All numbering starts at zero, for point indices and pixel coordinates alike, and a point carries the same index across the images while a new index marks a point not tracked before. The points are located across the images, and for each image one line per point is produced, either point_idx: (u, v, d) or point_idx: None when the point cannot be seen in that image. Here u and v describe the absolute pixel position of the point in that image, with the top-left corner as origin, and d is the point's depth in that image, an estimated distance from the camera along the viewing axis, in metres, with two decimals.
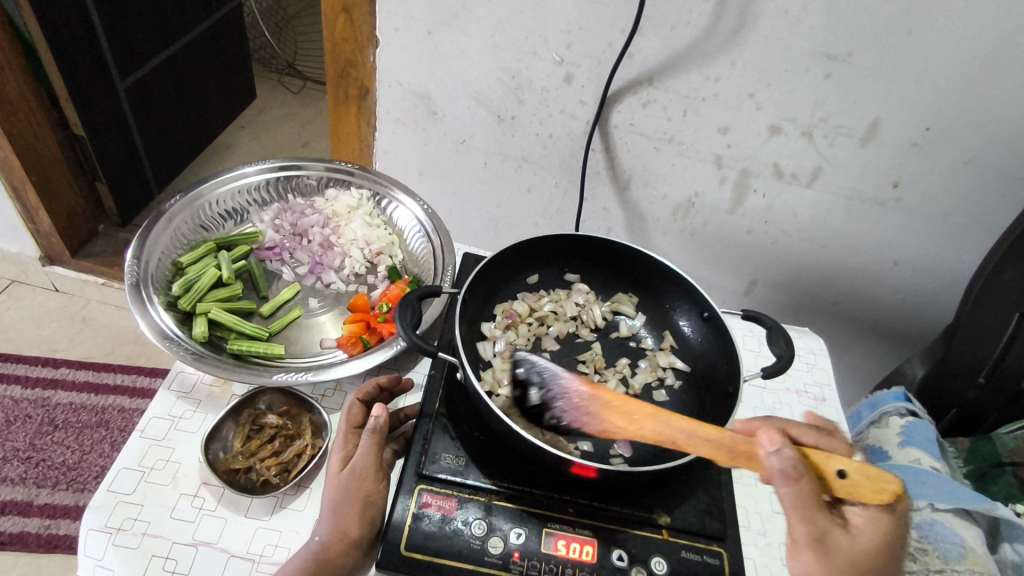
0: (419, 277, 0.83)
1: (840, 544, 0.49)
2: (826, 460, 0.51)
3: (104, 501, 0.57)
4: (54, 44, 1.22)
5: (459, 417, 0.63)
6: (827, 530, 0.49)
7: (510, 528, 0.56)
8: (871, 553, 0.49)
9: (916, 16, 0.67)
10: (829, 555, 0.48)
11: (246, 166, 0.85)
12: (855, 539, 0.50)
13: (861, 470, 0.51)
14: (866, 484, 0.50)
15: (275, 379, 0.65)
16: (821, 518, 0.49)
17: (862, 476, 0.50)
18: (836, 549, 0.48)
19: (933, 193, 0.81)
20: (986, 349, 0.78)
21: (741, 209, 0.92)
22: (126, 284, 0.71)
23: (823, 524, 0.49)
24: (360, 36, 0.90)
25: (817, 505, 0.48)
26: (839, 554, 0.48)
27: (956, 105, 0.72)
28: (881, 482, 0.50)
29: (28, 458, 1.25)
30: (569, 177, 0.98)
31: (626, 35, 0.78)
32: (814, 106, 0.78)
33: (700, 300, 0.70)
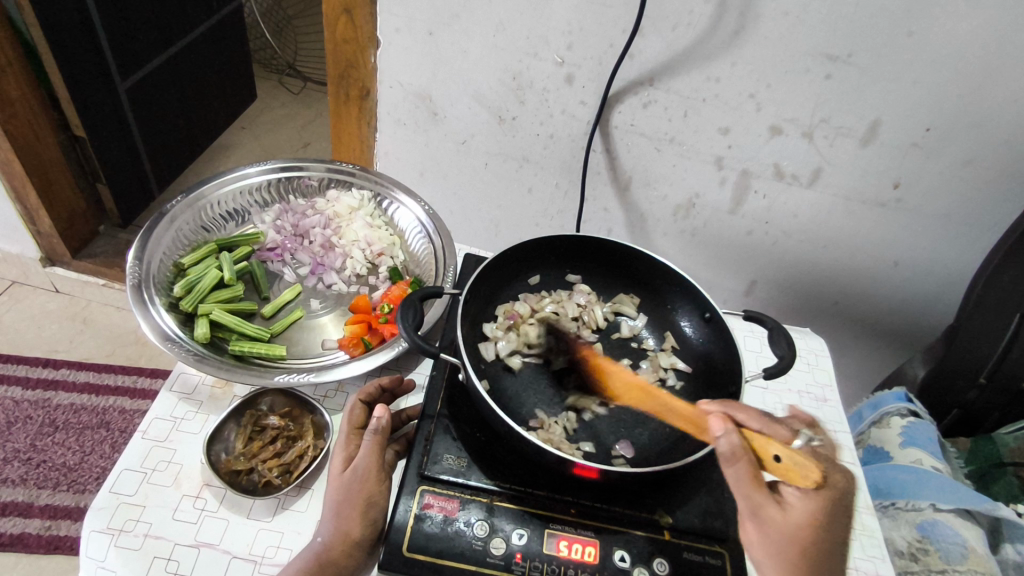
0: (420, 278, 0.83)
1: (772, 521, 0.50)
2: (762, 443, 0.50)
3: (106, 502, 0.57)
4: (55, 45, 1.22)
5: (461, 417, 0.63)
6: (761, 506, 0.50)
7: (512, 528, 0.56)
8: (803, 529, 0.50)
9: (917, 16, 0.67)
10: (763, 526, 0.50)
11: (248, 167, 0.85)
12: (787, 515, 0.50)
13: (795, 455, 0.49)
14: (794, 470, 0.48)
15: (276, 380, 0.65)
16: (756, 496, 0.50)
17: (793, 461, 0.48)
18: (769, 523, 0.50)
19: (934, 193, 0.81)
20: (987, 348, 0.78)
21: (742, 210, 0.92)
22: (128, 285, 0.71)
23: (756, 502, 0.50)
24: (361, 37, 0.90)
25: (752, 484, 0.50)
26: (771, 528, 0.50)
27: (957, 106, 0.72)
28: (810, 475, 0.47)
29: (29, 459, 1.25)
30: (570, 178, 0.98)
31: (627, 35, 0.78)
32: (815, 106, 0.78)
33: (701, 300, 0.70)
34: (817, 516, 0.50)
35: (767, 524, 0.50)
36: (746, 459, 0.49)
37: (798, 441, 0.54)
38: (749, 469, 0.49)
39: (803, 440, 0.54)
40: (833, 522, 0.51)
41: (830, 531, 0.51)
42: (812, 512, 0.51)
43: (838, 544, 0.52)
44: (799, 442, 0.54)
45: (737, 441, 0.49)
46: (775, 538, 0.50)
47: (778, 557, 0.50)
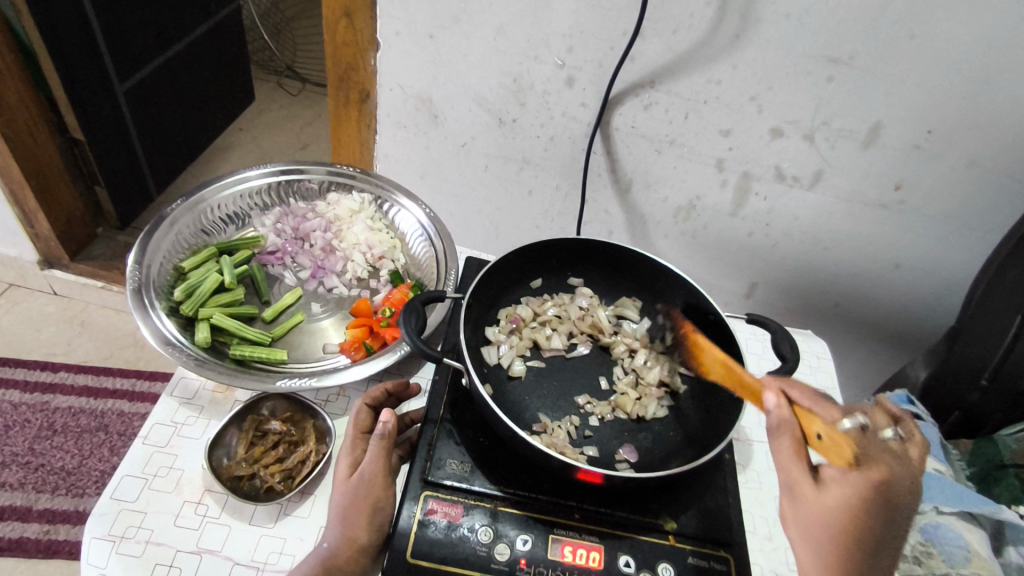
0: (422, 281, 0.83)
1: (805, 498, 0.49)
2: (808, 417, 0.50)
3: (106, 509, 0.56)
4: (53, 48, 1.22)
5: (465, 422, 0.63)
6: (795, 481, 0.49)
7: (517, 533, 0.56)
8: (838, 513, 0.47)
9: (918, 19, 0.67)
10: (798, 502, 0.49)
11: (249, 170, 0.85)
12: (823, 496, 0.48)
13: (836, 433, 0.47)
14: (833, 448, 0.47)
15: (278, 385, 0.65)
16: (793, 470, 0.49)
17: (833, 440, 0.47)
18: (803, 500, 0.49)
19: (935, 195, 0.81)
20: (987, 351, 0.78)
21: (743, 212, 0.92)
22: (128, 289, 0.71)
23: (792, 475, 0.49)
24: (361, 40, 0.90)
25: (794, 458, 0.49)
26: (804, 505, 0.49)
27: (958, 108, 0.72)
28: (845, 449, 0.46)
29: (27, 463, 1.25)
30: (571, 180, 0.97)
31: (628, 38, 0.78)
32: (816, 109, 0.78)
33: (704, 303, 0.70)
34: (858, 504, 0.46)
35: (799, 500, 0.49)
36: (789, 432, 0.50)
37: (850, 421, 0.48)
38: (792, 443, 0.49)
39: (859, 420, 0.48)
40: (883, 513, 0.46)
41: (877, 522, 0.46)
42: (853, 499, 0.47)
43: (893, 537, 0.47)
44: (849, 420, 0.48)
45: (779, 412, 0.50)
46: (807, 517, 0.49)
47: (810, 534, 0.49)
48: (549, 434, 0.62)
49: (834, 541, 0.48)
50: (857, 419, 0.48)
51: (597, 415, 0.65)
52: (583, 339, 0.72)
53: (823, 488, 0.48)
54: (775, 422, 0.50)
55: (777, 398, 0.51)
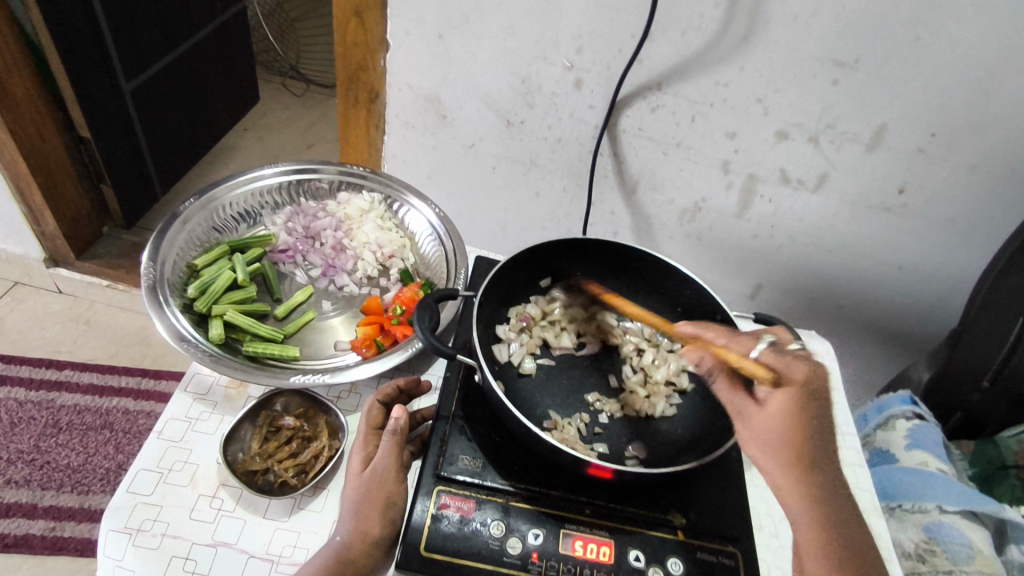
0: (431, 280, 0.84)
1: (752, 418, 0.63)
2: (731, 358, 0.66)
3: (123, 502, 0.57)
4: (60, 46, 1.22)
5: (476, 418, 0.64)
6: (742, 406, 0.64)
7: (529, 528, 0.56)
8: (783, 421, 0.63)
9: (923, 24, 0.68)
10: (750, 426, 0.62)
11: (263, 168, 0.86)
12: (765, 412, 0.63)
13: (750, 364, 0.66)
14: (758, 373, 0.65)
15: (292, 381, 0.66)
16: (735, 397, 0.65)
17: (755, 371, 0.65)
18: (749, 417, 0.63)
19: (938, 198, 0.82)
20: (990, 355, 0.79)
21: (748, 214, 0.93)
22: (143, 287, 0.71)
23: (736, 404, 0.64)
24: (371, 40, 0.91)
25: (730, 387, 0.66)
26: (755, 427, 0.62)
27: (962, 112, 0.74)
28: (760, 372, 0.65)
29: (33, 460, 1.25)
30: (577, 181, 0.98)
31: (637, 41, 0.79)
32: (822, 111, 0.79)
33: (712, 303, 0.71)
34: (790, 408, 0.64)
35: (748, 423, 0.63)
36: (721, 371, 0.67)
37: (760, 347, 0.67)
38: (724, 380, 0.67)
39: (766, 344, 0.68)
40: (804, 410, 0.67)
41: (804, 417, 0.66)
42: (786, 404, 0.64)
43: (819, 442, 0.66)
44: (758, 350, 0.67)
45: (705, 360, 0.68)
46: (767, 435, 0.62)
47: (768, 452, 0.62)
48: (561, 430, 0.63)
49: (777, 444, 0.62)
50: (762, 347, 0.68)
51: (606, 411, 0.66)
52: (593, 339, 0.73)
53: (766, 406, 0.63)
54: (708, 368, 0.68)
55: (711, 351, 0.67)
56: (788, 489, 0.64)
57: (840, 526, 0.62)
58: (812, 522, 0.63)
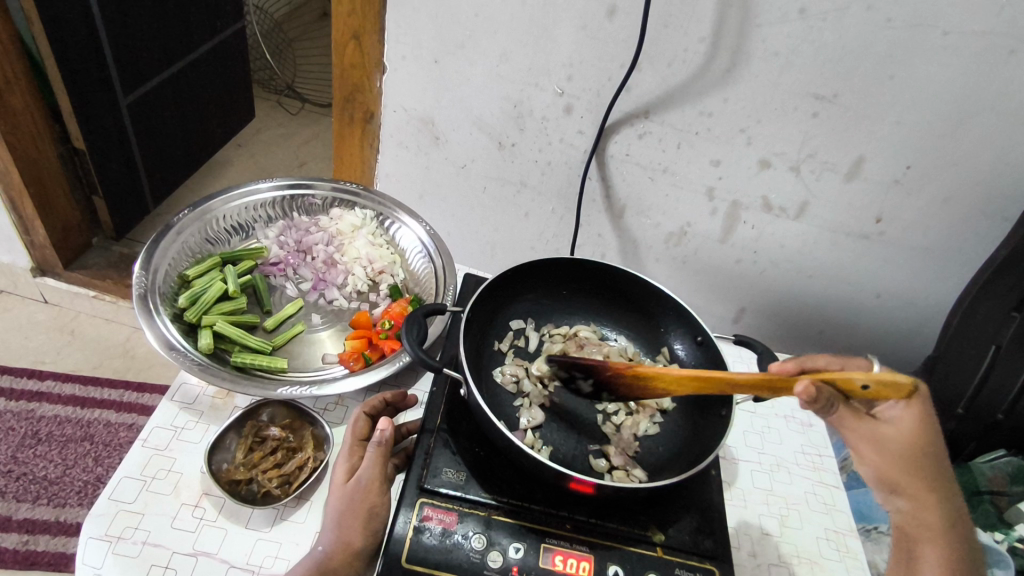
0: (420, 297, 0.85)
1: (885, 440, 0.56)
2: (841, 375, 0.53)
3: (105, 510, 0.57)
4: (61, 58, 1.24)
5: (460, 432, 0.65)
6: (871, 433, 0.57)
7: (509, 542, 0.57)
8: (910, 435, 0.56)
9: (897, 62, 0.72)
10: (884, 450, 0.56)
11: (258, 183, 0.87)
12: (894, 430, 0.57)
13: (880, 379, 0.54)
14: (887, 390, 0.53)
15: (279, 392, 0.67)
16: (862, 427, 0.57)
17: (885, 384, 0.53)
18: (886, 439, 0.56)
19: (913, 228, 0.85)
20: (965, 379, 0.80)
21: (730, 239, 0.96)
22: (134, 295, 0.72)
23: (866, 431, 0.57)
24: (368, 62, 0.93)
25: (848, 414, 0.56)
26: (887, 447, 0.56)
27: (935, 147, 0.77)
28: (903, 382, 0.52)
29: (9, 471, 1.23)
30: (566, 204, 1.01)
31: (626, 70, 0.82)
32: (802, 142, 0.82)
33: (694, 324, 0.73)
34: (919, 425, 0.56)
35: (880, 444, 0.56)
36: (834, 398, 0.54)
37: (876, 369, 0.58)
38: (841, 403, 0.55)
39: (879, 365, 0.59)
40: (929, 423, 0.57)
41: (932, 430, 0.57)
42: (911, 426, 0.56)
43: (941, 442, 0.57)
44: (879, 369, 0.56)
45: (825, 392, 0.52)
46: (896, 456, 0.56)
47: (898, 466, 0.57)
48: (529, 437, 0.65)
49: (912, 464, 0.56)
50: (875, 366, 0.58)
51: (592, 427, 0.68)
52: (577, 351, 0.73)
53: (880, 424, 0.57)
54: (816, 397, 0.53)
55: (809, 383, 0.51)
56: (919, 507, 0.57)
57: (946, 506, 0.57)
58: (927, 543, 0.56)
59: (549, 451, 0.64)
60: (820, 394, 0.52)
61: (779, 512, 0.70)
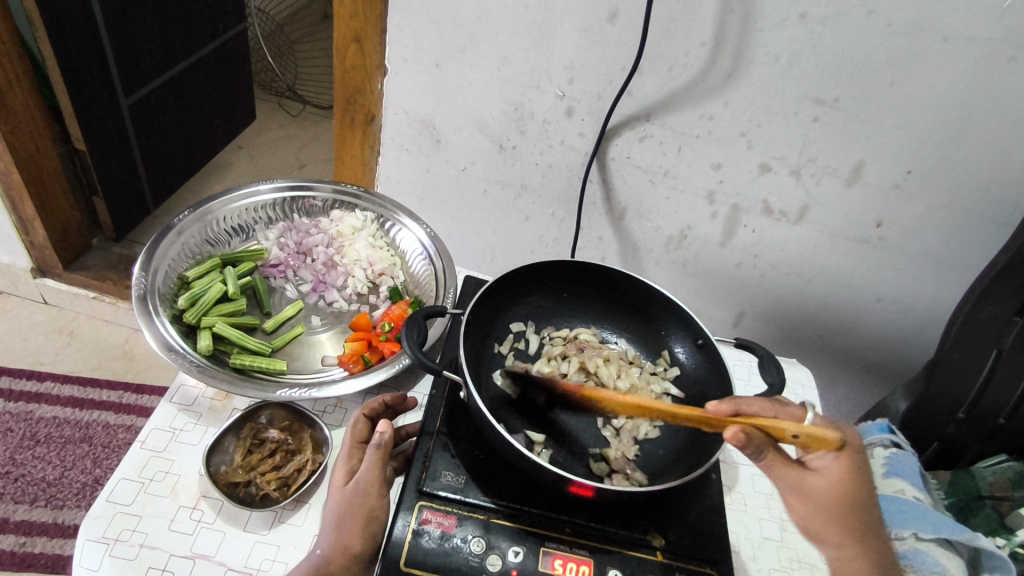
0: (420, 299, 0.85)
1: (811, 490, 0.55)
2: (773, 423, 0.53)
3: (102, 512, 0.57)
4: (63, 60, 1.25)
5: (460, 435, 0.64)
6: (797, 480, 0.56)
7: (509, 546, 0.57)
8: (837, 487, 0.55)
9: (898, 67, 0.72)
10: (809, 501, 0.56)
11: (259, 184, 0.87)
12: (824, 480, 0.55)
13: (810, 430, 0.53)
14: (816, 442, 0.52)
15: (279, 394, 0.66)
16: (792, 474, 0.56)
17: (812, 437, 0.53)
18: (812, 490, 0.55)
19: (913, 232, 0.85)
20: (967, 383, 0.80)
21: (731, 243, 0.96)
22: (133, 297, 0.72)
23: (793, 478, 0.56)
24: (369, 64, 0.93)
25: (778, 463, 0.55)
26: (813, 497, 0.55)
27: (936, 151, 0.77)
28: (828, 438, 0.52)
29: (7, 473, 1.23)
30: (566, 207, 1.01)
31: (626, 74, 0.82)
32: (802, 147, 0.82)
33: (695, 328, 0.73)
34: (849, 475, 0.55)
35: (807, 493, 0.56)
36: (767, 446, 0.54)
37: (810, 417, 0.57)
38: (773, 452, 0.55)
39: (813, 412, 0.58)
40: (857, 475, 0.55)
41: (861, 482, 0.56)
42: (842, 475, 0.55)
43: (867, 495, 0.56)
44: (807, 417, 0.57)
45: (754, 438, 0.53)
46: (820, 505, 0.55)
47: (823, 515, 0.55)
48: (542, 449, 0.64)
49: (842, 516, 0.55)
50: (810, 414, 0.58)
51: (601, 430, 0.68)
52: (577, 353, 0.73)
53: (809, 474, 0.56)
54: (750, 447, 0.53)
55: (738, 428, 0.52)
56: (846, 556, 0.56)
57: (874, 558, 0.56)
58: None
59: (549, 453, 0.64)
60: (749, 441, 0.52)
61: (779, 516, 0.70)
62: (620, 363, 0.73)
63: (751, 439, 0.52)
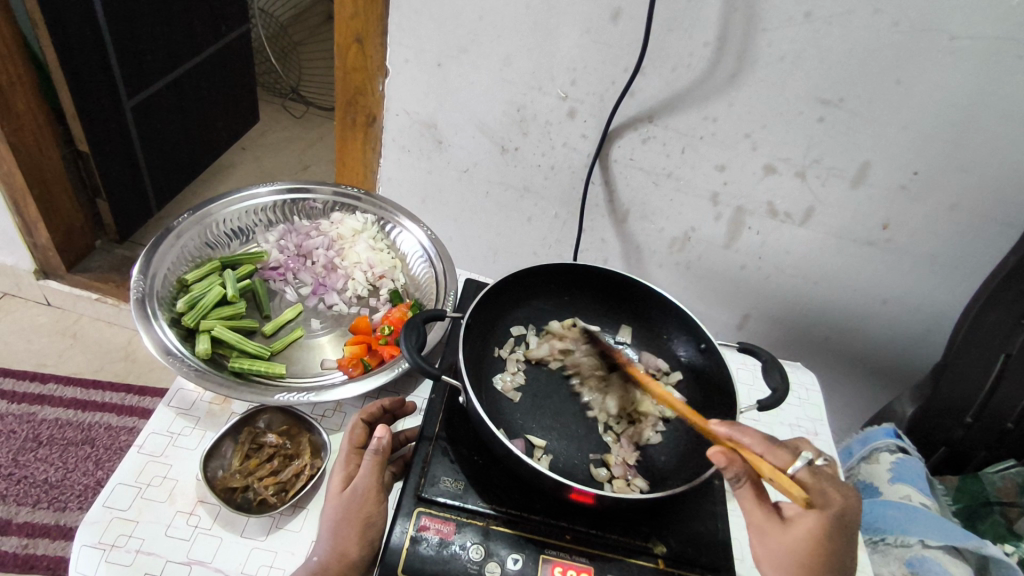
0: (421, 302, 0.84)
1: (774, 535, 0.54)
2: (753, 459, 0.53)
3: (99, 517, 0.56)
4: (66, 61, 1.25)
5: (459, 440, 0.64)
6: (762, 522, 0.55)
7: (507, 553, 0.56)
8: (799, 537, 0.53)
9: (904, 67, 0.71)
10: (766, 539, 0.55)
11: (257, 187, 0.87)
12: (790, 531, 0.54)
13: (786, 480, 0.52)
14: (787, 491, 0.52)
15: (276, 399, 0.65)
16: (759, 515, 0.55)
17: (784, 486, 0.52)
18: (770, 532, 0.54)
19: (920, 234, 0.83)
20: (975, 387, 0.79)
21: (736, 244, 0.95)
22: (132, 299, 0.72)
23: (760, 519, 0.55)
24: (370, 65, 0.93)
25: (754, 500, 0.55)
26: (774, 545, 0.54)
27: (943, 152, 0.76)
28: (796, 492, 0.52)
29: (10, 474, 1.23)
30: (569, 208, 1.00)
31: (629, 74, 0.81)
32: (807, 148, 0.81)
33: (698, 331, 0.72)
34: (815, 533, 0.52)
35: (768, 537, 0.54)
36: (746, 479, 0.54)
37: (800, 461, 0.55)
38: (751, 486, 0.55)
39: (805, 460, 0.55)
40: (827, 539, 0.52)
41: (830, 549, 0.52)
42: (808, 531, 0.52)
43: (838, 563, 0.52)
44: (799, 462, 0.55)
45: (729, 463, 0.54)
46: (776, 553, 0.54)
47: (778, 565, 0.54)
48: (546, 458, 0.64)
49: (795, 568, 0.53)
50: (807, 459, 0.55)
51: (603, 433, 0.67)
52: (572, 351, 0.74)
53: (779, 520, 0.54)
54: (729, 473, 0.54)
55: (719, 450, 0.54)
56: None
57: None
58: None
59: (549, 459, 0.64)
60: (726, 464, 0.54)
61: None
62: (589, 377, 0.71)
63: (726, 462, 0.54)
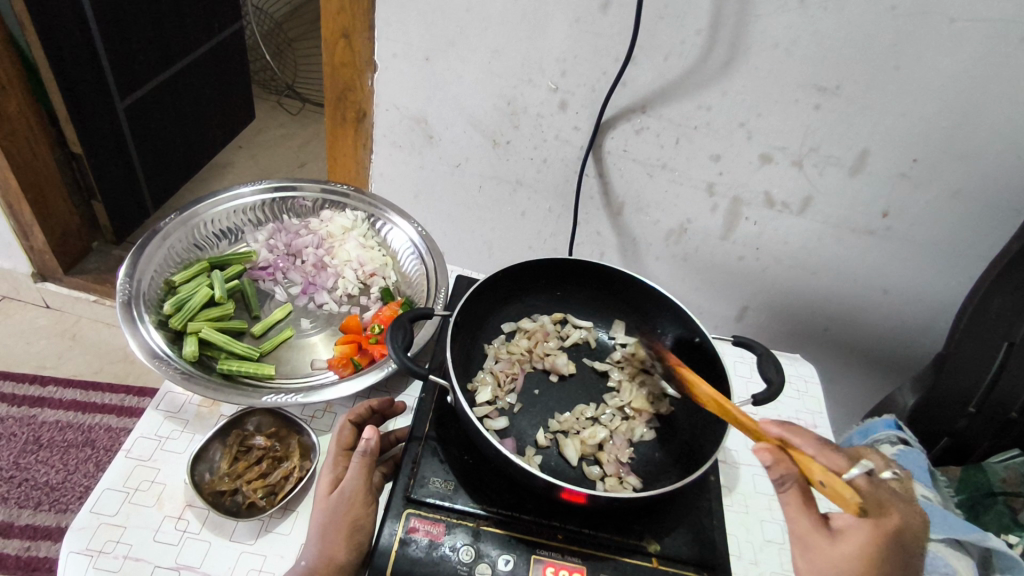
0: (412, 299, 0.83)
1: (820, 551, 0.50)
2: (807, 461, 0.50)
3: (86, 523, 0.56)
4: (55, 63, 1.23)
5: (449, 440, 0.63)
6: (807, 534, 0.51)
7: (498, 554, 0.55)
8: (852, 554, 0.49)
9: (902, 52, 0.69)
10: (810, 555, 0.50)
11: (242, 187, 0.86)
12: (839, 546, 0.50)
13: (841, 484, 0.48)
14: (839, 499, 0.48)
15: (263, 401, 0.64)
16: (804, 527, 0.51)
17: (838, 491, 0.48)
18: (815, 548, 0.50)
19: (920, 222, 0.82)
20: (976, 377, 0.77)
21: (733, 236, 0.93)
22: (117, 303, 0.71)
23: (803, 528, 0.51)
24: (359, 60, 0.92)
25: (798, 509, 0.51)
26: (820, 559, 0.50)
27: (943, 138, 0.74)
28: (852, 500, 0.47)
29: (11, 477, 1.23)
30: (563, 202, 0.99)
31: (620, 64, 0.80)
32: (804, 136, 0.79)
33: (691, 325, 0.71)
34: (869, 552, 0.48)
35: (813, 553, 0.50)
36: (794, 484, 0.50)
37: (857, 469, 0.52)
38: (796, 493, 0.50)
39: (863, 468, 0.52)
40: (882, 557, 0.48)
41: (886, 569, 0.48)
42: (862, 548, 0.49)
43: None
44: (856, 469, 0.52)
45: (781, 467, 0.50)
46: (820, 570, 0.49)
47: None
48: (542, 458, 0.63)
49: None
50: (864, 467, 0.52)
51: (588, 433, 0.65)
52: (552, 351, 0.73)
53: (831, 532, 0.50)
54: (779, 478, 0.51)
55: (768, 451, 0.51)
56: None
57: None
58: None
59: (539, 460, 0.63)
60: (781, 471, 0.50)
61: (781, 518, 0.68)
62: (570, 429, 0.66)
63: (776, 464, 0.51)
